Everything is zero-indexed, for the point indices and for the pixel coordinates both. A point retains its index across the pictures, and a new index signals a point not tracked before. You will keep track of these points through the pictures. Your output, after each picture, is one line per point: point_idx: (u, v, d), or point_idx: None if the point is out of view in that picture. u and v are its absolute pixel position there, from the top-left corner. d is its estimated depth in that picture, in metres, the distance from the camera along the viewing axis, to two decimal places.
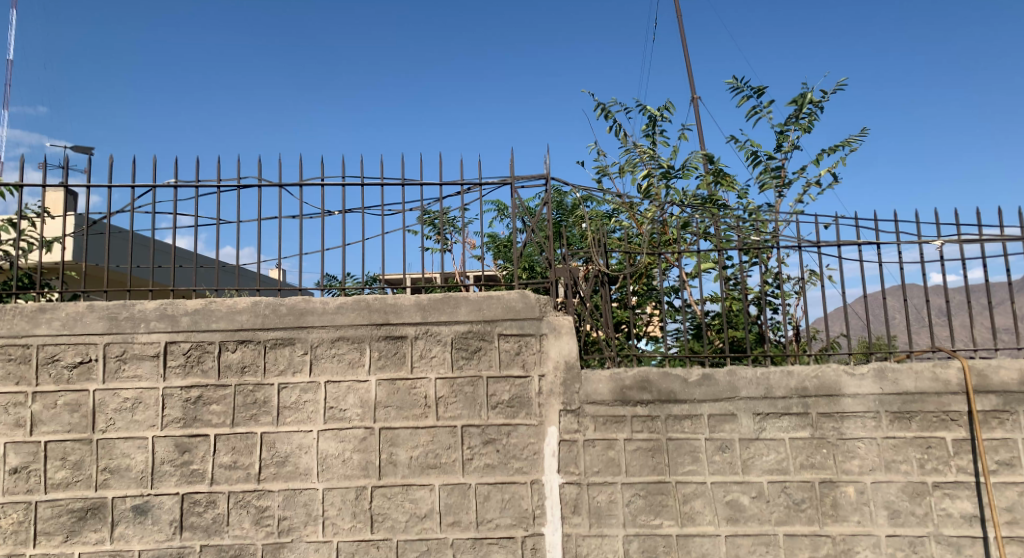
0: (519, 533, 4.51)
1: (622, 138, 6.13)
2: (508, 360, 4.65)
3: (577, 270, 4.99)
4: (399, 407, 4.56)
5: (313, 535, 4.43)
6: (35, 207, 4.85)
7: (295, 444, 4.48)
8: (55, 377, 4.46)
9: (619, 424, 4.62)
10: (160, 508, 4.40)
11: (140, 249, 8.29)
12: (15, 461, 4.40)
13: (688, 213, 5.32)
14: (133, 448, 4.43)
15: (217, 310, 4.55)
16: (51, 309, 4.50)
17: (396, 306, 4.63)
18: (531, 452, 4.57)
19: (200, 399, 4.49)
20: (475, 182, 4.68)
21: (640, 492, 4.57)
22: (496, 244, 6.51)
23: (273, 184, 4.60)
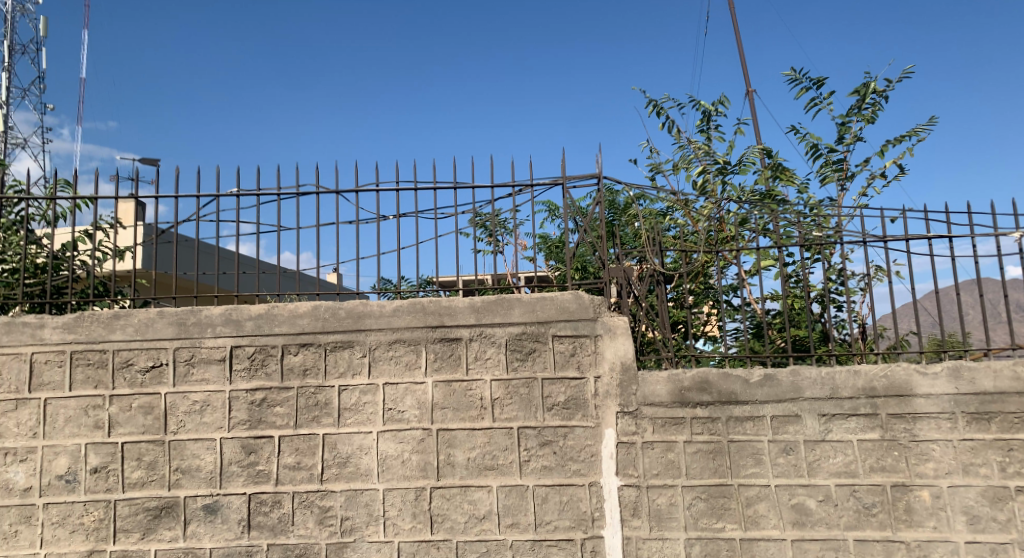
0: (578, 536, 4.49)
1: (675, 134, 6.05)
2: (563, 362, 4.64)
3: (632, 270, 4.97)
4: (456, 408, 4.61)
5: (375, 535, 4.51)
6: (108, 217, 5.07)
7: (356, 445, 4.57)
8: (130, 381, 4.66)
9: (678, 426, 4.56)
10: (229, 507, 4.55)
11: (206, 257, 8.60)
12: (95, 461, 4.60)
13: (746, 209, 5.22)
14: (203, 449, 4.59)
15: (279, 314, 4.69)
16: (125, 316, 4.70)
17: (451, 308, 4.68)
18: (589, 454, 4.55)
19: (264, 401, 4.63)
20: (527, 183, 4.69)
21: (702, 495, 4.50)
22: (548, 244, 6.49)
23: (330, 191, 4.70)
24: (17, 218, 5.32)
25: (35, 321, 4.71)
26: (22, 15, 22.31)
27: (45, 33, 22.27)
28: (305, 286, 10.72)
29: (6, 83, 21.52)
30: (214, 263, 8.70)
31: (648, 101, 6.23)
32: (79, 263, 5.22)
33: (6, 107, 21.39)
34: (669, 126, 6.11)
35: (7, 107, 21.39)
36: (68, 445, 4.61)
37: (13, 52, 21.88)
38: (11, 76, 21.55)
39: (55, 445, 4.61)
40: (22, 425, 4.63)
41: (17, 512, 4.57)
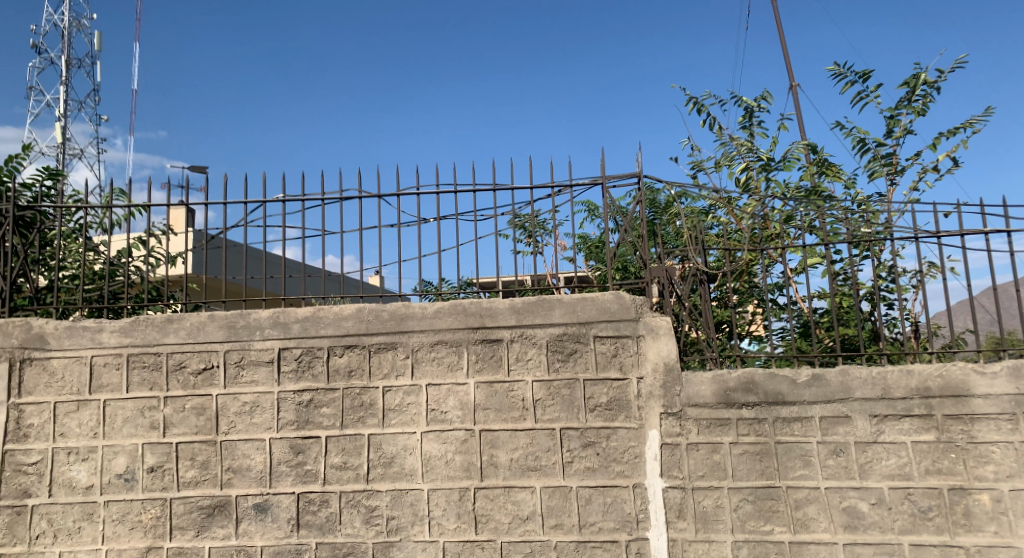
0: (623, 537, 4.46)
1: (717, 132, 5.97)
2: (605, 362, 4.63)
3: (674, 269, 4.91)
4: (498, 409, 4.63)
5: (420, 535, 4.56)
6: (160, 224, 5.22)
7: (401, 445, 4.63)
8: (183, 382, 4.80)
9: (723, 427, 4.50)
10: (278, 506, 4.65)
11: (254, 262, 8.80)
12: (151, 460, 4.75)
13: (791, 206, 5.11)
14: (253, 449, 4.71)
15: (325, 317, 4.78)
16: (177, 319, 4.85)
17: (492, 309, 4.71)
18: (632, 456, 4.52)
19: (311, 402, 4.72)
20: (566, 184, 4.69)
21: (749, 497, 4.43)
22: (587, 244, 6.48)
23: (371, 195, 4.76)
24: (75, 227, 5.51)
25: (94, 325, 4.88)
26: (78, 31, 23.13)
27: (99, 47, 23.06)
28: (349, 289, 10.91)
29: (64, 97, 22.32)
30: (261, 267, 8.89)
31: (689, 99, 6.17)
32: (133, 269, 5.38)
33: (63, 119, 22.18)
34: (710, 123, 6.04)
35: (65, 119, 22.18)
36: (126, 444, 4.76)
37: (69, 67, 22.68)
38: (68, 90, 22.33)
39: (114, 445, 4.77)
40: (83, 426, 4.80)
41: (79, 510, 4.74)
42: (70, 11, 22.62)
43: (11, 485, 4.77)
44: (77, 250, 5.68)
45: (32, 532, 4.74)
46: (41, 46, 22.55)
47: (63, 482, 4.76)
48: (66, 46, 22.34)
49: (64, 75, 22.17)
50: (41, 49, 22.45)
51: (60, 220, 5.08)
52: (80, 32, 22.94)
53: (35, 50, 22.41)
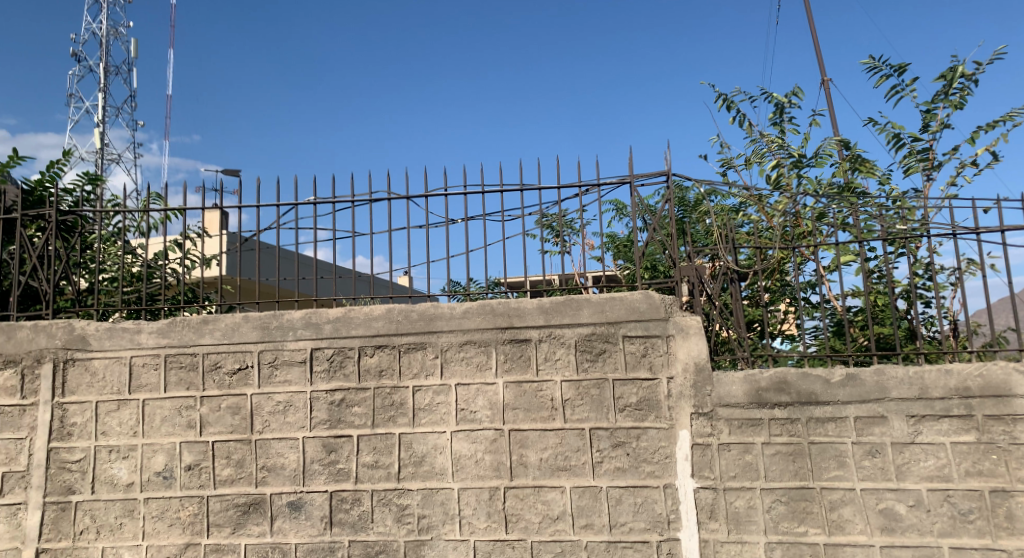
0: (654, 538, 4.44)
1: (747, 128, 5.91)
2: (635, 362, 4.61)
3: (704, 268, 4.85)
4: (528, 409, 4.64)
5: (451, 533, 4.58)
6: (196, 227, 5.32)
7: (431, 444, 4.67)
8: (219, 382, 4.89)
9: (755, 427, 4.45)
10: (312, 504, 4.71)
11: (286, 263, 8.93)
12: (188, 458, 4.85)
13: (824, 203, 5.03)
14: (286, 448, 4.78)
15: (355, 317, 4.83)
16: (213, 321, 4.94)
17: (520, 309, 4.71)
18: (663, 456, 4.50)
19: (343, 401, 4.78)
20: (594, 183, 4.68)
21: (782, 498, 4.38)
22: (615, 243, 6.45)
23: (400, 197, 4.79)
24: (114, 231, 5.64)
25: (133, 327, 4.99)
26: (116, 39, 23.65)
27: (136, 54, 23.55)
28: (379, 289, 11.05)
29: (103, 104, 22.84)
30: (293, 268, 9.02)
31: (718, 96, 6.11)
32: (170, 271, 5.49)
33: (102, 126, 22.68)
34: (740, 120, 5.98)
35: (103, 125, 22.69)
36: (164, 443, 4.87)
37: (107, 74, 23.19)
38: (107, 97, 22.83)
39: (153, 444, 4.88)
40: (123, 425, 4.92)
41: (120, 506, 4.85)
42: (108, 20, 23.13)
43: (55, 482, 4.90)
44: (115, 254, 5.81)
45: (75, 527, 4.86)
46: (80, 55, 23.10)
47: (105, 480, 4.88)
48: (103, 54, 22.85)
49: (102, 82, 22.68)
50: (81, 57, 22.99)
51: (100, 224, 5.20)
52: (117, 40, 23.44)
53: (75, 58, 22.96)
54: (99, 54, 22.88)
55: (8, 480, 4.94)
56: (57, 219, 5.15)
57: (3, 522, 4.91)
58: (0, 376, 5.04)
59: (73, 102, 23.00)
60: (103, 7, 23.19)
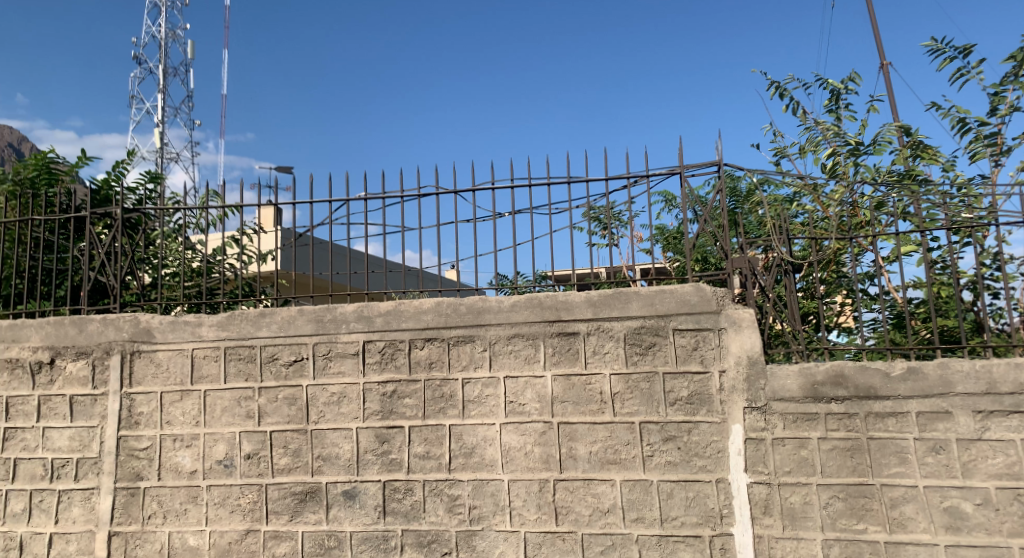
0: (706, 533, 4.38)
1: (802, 116, 5.75)
2: (685, 356, 4.54)
3: (757, 259, 4.70)
4: (576, 402, 4.62)
5: (502, 524, 4.59)
6: (252, 223, 5.43)
7: (481, 436, 4.68)
8: (276, 374, 4.98)
9: (811, 422, 4.34)
10: (366, 494, 4.77)
11: (341, 259, 9.21)
12: (248, 448, 4.93)
13: (882, 191, 4.85)
14: (341, 438, 4.84)
15: (405, 311, 4.86)
16: (269, 314, 5.02)
17: (569, 302, 4.69)
18: (715, 450, 4.43)
19: (395, 393, 4.82)
20: (642, 174, 4.62)
21: (839, 495, 4.26)
22: (666, 236, 6.43)
23: (448, 191, 4.81)
24: (176, 227, 5.83)
25: (194, 319, 5.11)
26: (174, 41, 24.34)
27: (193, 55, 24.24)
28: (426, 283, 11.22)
29: (163, 105, 23.56)
30: (348, 264, 9.29)
31: (771, 84, 5.96)
32: (228, 266, 5.62)
33: (162, 126, 23.35)
34: (794, 108, 5.82)
35: (163, 125, 23.39)
36: (225, 432, 4.97)
37: (166, 75, 23.88)
38: (167, 98, 23.54)
39: (214, 433, 4.98)
40: (186, 415, 5.03)
41: (185, 493, 4.95)
42: (166, 22, 23.80)
43: (125, 468, 5.02)
44: (176, 249, 5.96)
45: (144, 512, 4.96)
46: (141, 57, 23.81)
47: (170, 467, 4.98)
48: (162, 56, 23.56)
49: (160, 85, 23.39)
50: (142, 60, 23.71)
51: (162, 221, 5.34)
52: (175, 42, 24.10)
53: (137, 62, 23.75)
54: (158, 56, 23.57)
55: (82, 466, 5.07)
56: (123, 217, 5.31)
57: (78, 505, 5.04)
58: (73, 366, 5.19)
59: (135, 103, 23.75)
60: (162, 10, 23.85)
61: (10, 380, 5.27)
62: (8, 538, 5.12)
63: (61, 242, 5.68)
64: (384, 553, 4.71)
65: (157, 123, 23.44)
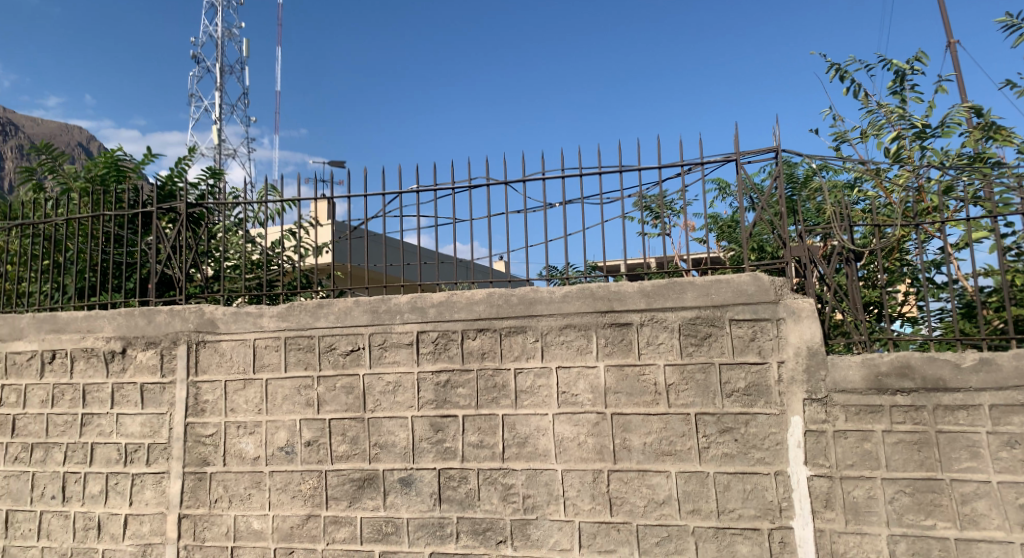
0: (765, 526, 4.24)
1: (863, 99, 5.54)
2: (742, 347, 4.40)
3: (816, 248, 4.56)
4: (630, 393, 4.51)
5: (556, 513, 4.50)
6: (308, 216, 5.52)
7: (534, 426, 4.60)
8: (333, 363, 4.95)
9: (875, 414, 4.17)
10: (421, 481, 4.71)
11: (394, 252, 9.39)
12: (308, 435, 4.91)
13: (952, 175, 4.64)
14: (397, 426, 4.79)
15: (457, 301, 4.79)
16: (327, 304, 4.99)
17: (621, 293, 4.57)
18: (774, 443, 4.29)
19: (448, 382, 4.76)
20: (696, 162, 4.52)
21: (906, 489, 4.10)
22: (720, 224, 6.33)
23: (499, 182, 4.78)
24: (235, 221, 5.95)
25: (256, 310, 5.10)
26: (229, 40, 24.84)
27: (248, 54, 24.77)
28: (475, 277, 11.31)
29: (221, 103, 24.16)
30: (400, 257, 9.46)
31: (831, 66, 5.76)
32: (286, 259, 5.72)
33: (220, 125, 23.93)
34: (855, 91, 5.62)
35: (221, 122, 24.01)
36: (286, 420, 4.96)
37: (223, 73, 24.43)
38: (224, 96, 24.13)
39: (276, 420, 4.97)
40: (249, 402, 5.04)
41: (249, 478, 4.95)
42: (221, 22, 24.34)
43: (192, 454, 5.05)
44: (237, 243, 6.10)
45: (211, 496, 4.98)
46: (199, 57, 24.38)
47: (234, 453, 5.00)
48: (219, 55, 24.10)
49: (218, 82, 23.97)
50: (200, 61, 24.34)
51: (223, 215, 5.45)
52: (232, 41, 24.68)
53: (195, 61, 24.36)
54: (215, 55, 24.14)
55: (153, 451, 5.12)
56: (187, 211, 5.43)
57: (150, 488, 5.09)
58: (143, 355, 5.24)
59: (194, 101, 24.31)
60: (218, 10, 24.44)
61: (86, 368, 5.33)
62: (85, 519, 5.17)
63: (130, 235, 5.81)
64: (440, 540, 4.65)
65: (215, 121, 24.03)
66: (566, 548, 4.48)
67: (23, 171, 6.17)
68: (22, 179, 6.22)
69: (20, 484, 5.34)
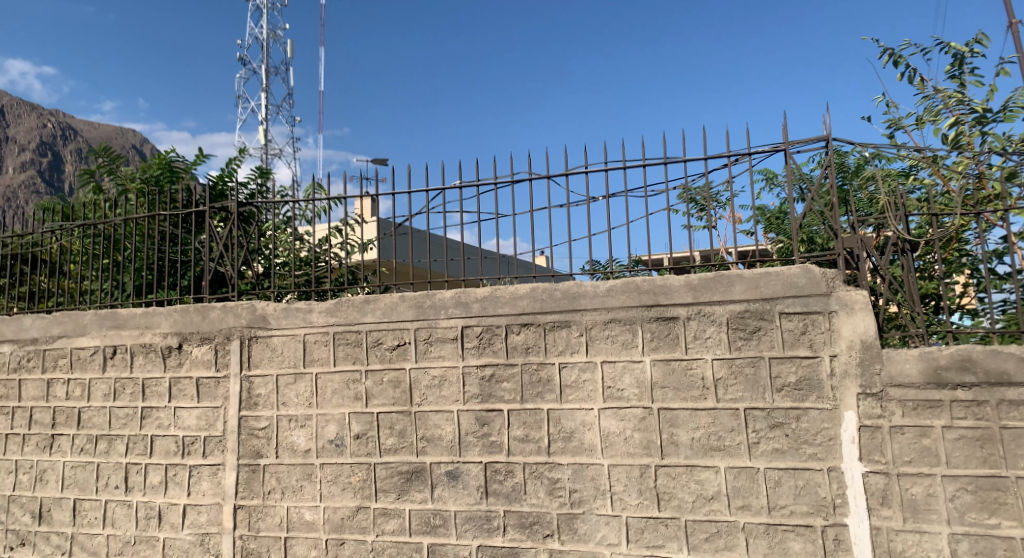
0: (818, 522, 4.17)
1: (920, 84, 5.38)
2: (793, 340, 4.32)
3: (868, 239, 4.45)
4: (677, 388, 4.46)
5: (604, 508, 4.49)
6: (354, 213, 5.58)
7: (579, 420, 4.58)
8: (380, 358, 5.00)
9: (934, 410, 4.06)
10: (468, 474, 4.74)
11: (437, 248, 9.46)
12: (357, 428, 4.98)
13: (1015, 161, 4.48)
14: (443, 420, 4.82)
15: (501, 296, 4.80)
16: (374, 300, 5.04)
17: (667, 287, 4.52)
18: (826, 438, 4.20)
19: (493, 377, 4.77)
20: (743, 152, 4.44)
21: (968, 487, 3.98)
22: (767, 216, 6.24)
23: (542, 176, 4.75)
24: (284, 219, 6.05)
25: (305, 306, 5.18)
26: (276, 41, 25.26)
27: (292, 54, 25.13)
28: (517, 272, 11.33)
29: (267, 103, 24.56)
30: (444, 252, 9.53)
31: (885, 50, 5.60)
32: (333, 255, 5.79)
33: (266, 125, 24.34)
34: (911, 76, 5.46)
35: (267, 122, 24.44)
36: (335, 413, 5.03)
37: (269, 74, 24.81)
38: (270, 96, 24.54)
39: (326, 414, 5.05)
40: (300, 396, 5.12)
41: (300, 470, 5.04)
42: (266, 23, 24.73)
43: (246, 446, 5.16)
44: (286, 241, 6.21)
45: (264, 487, 5.09)
46: (246, 59, 24.83)
47: (285, 446, 5.09)
48: (266, 56, 24.52)
49: (264, 83, 24.38)
50: (246, 62, 24.76)
51: (273, 213, 5.55)
52: (277, 41, 25.05)
53: (241, 62, 24.80)
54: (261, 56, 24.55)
55: (209, 443, 5.25)
56: (237, 210, 5.54)
57: (206, 480, 5.21)
58: (198, 351, 5.37)
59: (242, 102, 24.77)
60: (263, 12, 24.84)
61: (144, 363, 5.48)
62: (147, 508, 5.32)
63: (184, 234, 5.94)
64: (487, 533, 4.67)
65: (262, 121, 24.46)
66: (613, 543, 4.46)
67: (84, 173, 6.36)
68: (83, 181, 6.41)
69: (86, 474, 5.51)
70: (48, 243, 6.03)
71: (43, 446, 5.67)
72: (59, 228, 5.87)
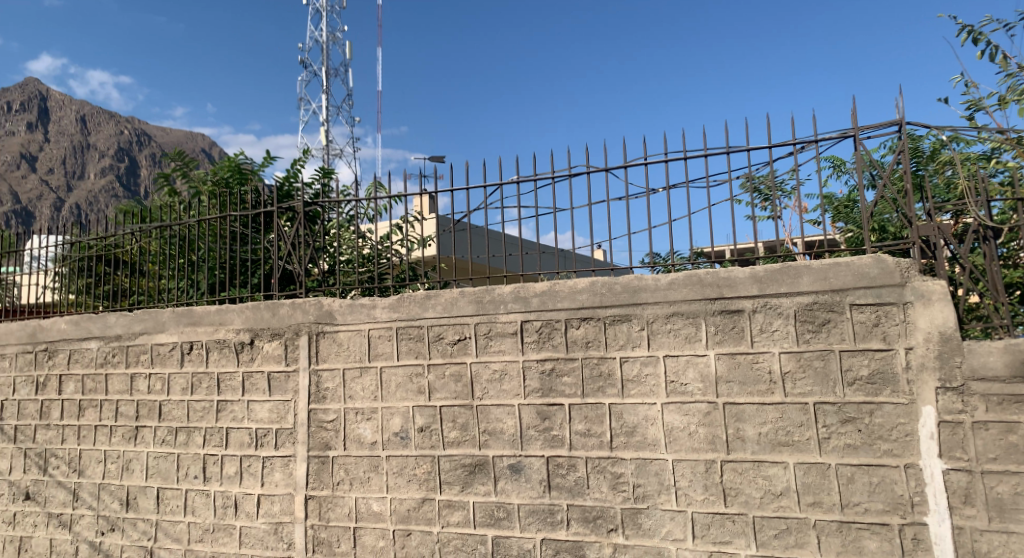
0: (895, 521, 4.04)
1: (1002, 62, 5.14)
2: (865, 333, 4.19)
3: (947, 226, 4.28)
4: (743, 382, 4.38)
5: (668, 503, 4.44)
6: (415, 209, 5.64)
7: (642, 415, 4.54)
8: (442, 352, 5.04)
9: (1021, 405, 3.89)
10: (531, 468, 4.74)
11: (495, 243, 9.50)
12: (420, 421, 5.03)
13: None
14: (505, 414, 4.84)
15: (560, 291, 4.78)
16: (435, 295, 5.09)
17: (731, 279, 4.44)
18: (903, 434, 4.07)
19: (553, 371, 4.76)
20: (810, 139, 4.32)
21: None
22: (836, 205, 6.07)
23: (600, 169, 4.68)
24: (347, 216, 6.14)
25: (369, 302, 5.26)
26: (333, 43, 25.69)
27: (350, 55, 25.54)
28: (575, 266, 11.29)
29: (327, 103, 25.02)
30: (502, 247, 9.57)
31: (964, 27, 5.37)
32: (394, 252, 5.86)
33: (327, 125, 24.80)
34: (992, 54, 5.22)
35: (327, 121, 24.91)
36: (399, 406, 5.10)
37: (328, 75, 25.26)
38: (330, 97, 24.99)
39: (391, 407, 5.12)
40: (365, 389, 5.21)
41: (367, 462, 5.12)
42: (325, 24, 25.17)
43: (315, 438, 5.27)
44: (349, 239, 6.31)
45: (333, 478, 5.19)
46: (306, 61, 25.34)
47: (352, 438, 5.18)
48: (325, 58, 24.94)
49: (325, 84, 24.83)
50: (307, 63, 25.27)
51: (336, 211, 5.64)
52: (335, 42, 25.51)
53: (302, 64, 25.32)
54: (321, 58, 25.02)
55: (280, 436, 5.38)
56: (303, 210, 5.66)
57: (279, 470, 5.35)
58: (269, 346, 5.51)
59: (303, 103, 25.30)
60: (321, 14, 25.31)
61: (219, 358, 5.66)
62: (224, 497, 5.49)
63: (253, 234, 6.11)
64: (551, 527, 4.67)
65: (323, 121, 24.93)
66: (679, 538, 4.41)
67: (159, 176, 6.61)
68: (159, 185, 6.67)
69: (167, 464, 5.72)
70: (128, 245, 6.26)
71: (128, 437, 5.90)
72: (137, 230, 6.09)
